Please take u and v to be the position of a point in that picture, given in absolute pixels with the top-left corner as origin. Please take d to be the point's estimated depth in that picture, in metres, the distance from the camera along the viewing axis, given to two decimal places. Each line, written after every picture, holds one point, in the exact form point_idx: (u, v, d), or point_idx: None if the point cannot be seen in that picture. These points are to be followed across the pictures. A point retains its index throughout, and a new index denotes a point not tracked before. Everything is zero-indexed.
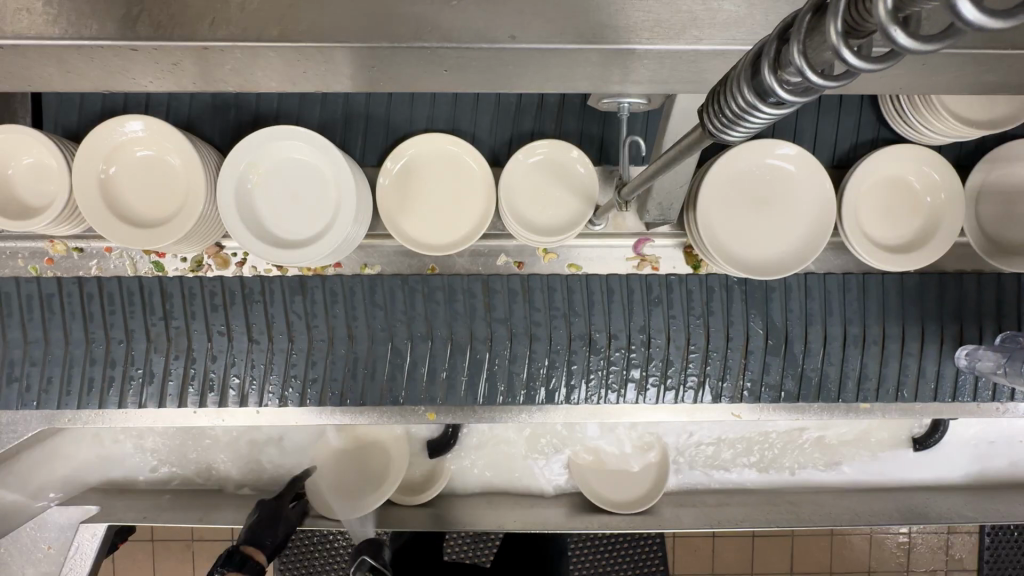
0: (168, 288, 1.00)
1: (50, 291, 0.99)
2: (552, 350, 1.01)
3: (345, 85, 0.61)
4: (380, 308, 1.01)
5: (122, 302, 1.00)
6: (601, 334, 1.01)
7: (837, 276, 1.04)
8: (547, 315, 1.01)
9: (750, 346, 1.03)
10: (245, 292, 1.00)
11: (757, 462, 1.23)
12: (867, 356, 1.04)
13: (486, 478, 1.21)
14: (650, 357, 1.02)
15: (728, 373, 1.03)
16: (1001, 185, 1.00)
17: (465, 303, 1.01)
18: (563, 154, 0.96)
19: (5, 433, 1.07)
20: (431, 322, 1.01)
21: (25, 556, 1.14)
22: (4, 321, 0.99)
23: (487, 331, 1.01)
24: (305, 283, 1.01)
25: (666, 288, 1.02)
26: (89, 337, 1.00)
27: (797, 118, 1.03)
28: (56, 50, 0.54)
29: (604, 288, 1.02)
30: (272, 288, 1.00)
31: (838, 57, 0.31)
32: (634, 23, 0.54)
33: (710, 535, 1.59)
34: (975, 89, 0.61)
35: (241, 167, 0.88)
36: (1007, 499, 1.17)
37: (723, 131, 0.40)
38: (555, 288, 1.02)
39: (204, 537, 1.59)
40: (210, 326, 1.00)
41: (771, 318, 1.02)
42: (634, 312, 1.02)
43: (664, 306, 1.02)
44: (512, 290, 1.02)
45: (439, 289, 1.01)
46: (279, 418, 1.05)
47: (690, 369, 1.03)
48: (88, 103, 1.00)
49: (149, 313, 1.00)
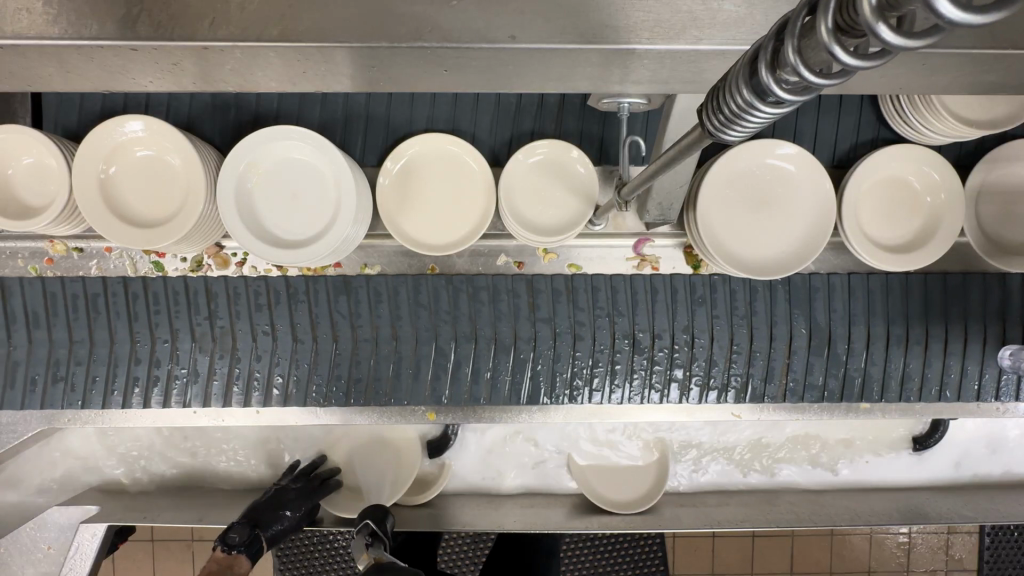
0: (213, 288, 1.00)
1: (95, 291, 1.00)
2: (597, 350, 1.02)
3: (345, 85, 0.61)
4: (424, 308, 1.01)
5: (167, 302, 1.00)
6: (645, 334, 1.02)
7: (881, 276, 1.04)
8: (591, 315, 1.02)
9: (794, 346, 1.03)
10: (290, 292, 1.00)
11: (757, 462, 1.23)
12: (910, 356, 1.04)
13: (485, 478, 1.21)
14: (693, 356, 1.03)
15: (771, 374, 1.04)
16: (1001, 185, 1.00)
17: (509, 303, 1.02)
18: (563, 154, 0.96)
19: (6, 433, 1.07)
20: (476, 323, 1.01)
21: (26, 556, 1.14)
22: (51, 321, 1.00)
23: (531, 330, 1.02)
24: (349, 282, 1.01)
25: (710, 288, 1.02)
26: (135, 336, 1.00)
27: (796, 118, 1.03)
28: (55, 50, 0.54)
29: (649, 288, 1.03)
30: (317, 288, 1.01)
31: (833, 56, 0.31)
32: (634, 23, 0.54)
33: (710, 535, 1.60)
34: (974, 89, 0.61)
35: (241, 167, 0.88)
36: (1007, 499, 1.17)
37: (722, 130, 0.40)
38: (598, 287, 1.02)
39: (203, 538, 1.58)
40: (255, 326, 1.01)
41: (814, 318, 1.03)
42: (678, 312, 1.02)
43: (707, 306, 1.02)
44: (556, 290, 1.02)
45: (483, 288, 1.02)
46: (278, 419, 1.05)
47: (735, 369, 1.04)
48: (88, 103, 1.00)
49: (194, 312, 1.00)
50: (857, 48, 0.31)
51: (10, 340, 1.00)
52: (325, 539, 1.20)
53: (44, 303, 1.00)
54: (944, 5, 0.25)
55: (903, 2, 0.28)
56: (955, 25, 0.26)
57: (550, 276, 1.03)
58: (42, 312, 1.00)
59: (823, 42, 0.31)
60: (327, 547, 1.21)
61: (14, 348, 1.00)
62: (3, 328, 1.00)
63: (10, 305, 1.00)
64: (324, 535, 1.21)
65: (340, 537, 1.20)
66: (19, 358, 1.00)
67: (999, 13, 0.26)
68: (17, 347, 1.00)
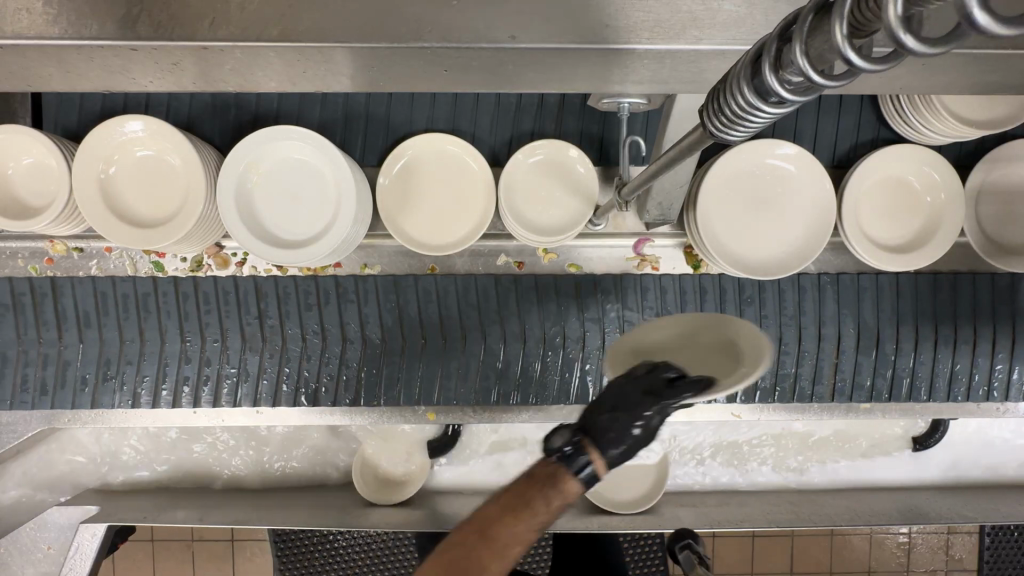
0: (263, 288, 1.00)
1: (145, 291, 0.99)
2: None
3: (345, 85, 0.61)
4: (474, 307, 1.01)
5: (218, 302, 1.00)
6: None
7: (929, 275, 1.03)
8: (640, 315, 1.02)
9: (842, 346, 1.03)
10: (340, 292, 1.00)
11: (756, 462, 1.23)
12: (958, 356, 1.04)
13: (486, 477, 1.21)
14: None
15: (819, 374, 1.04)
16: (1002, 185, 1.00)
17: (558, 304, 1.02)
18: (563, 153, 0.96)
19: (5, 433, 1.07)
20: (525, 322, 1.01)
21: (25, 557, 1.12)
22: (101, 321, 1.00)
23: (580, 330, 1.02)
24: (399, 282, 1.01)
25: (759, 288, 1.02)
26: (185, 336, 1.00)
27: (796, 118, 1.03)
28: (56, 50, 0.54)
29: (698, 287, 1.02)
30: (366, 287, 1.00)
31: (843, 58, 0.31)
32: (634, 23, 0.54)
33: (710, 535, 1.60)
34: (974, 89, 0.61)
35: (240, 167, 0.88)
36: (1007, 499, 1.17)
37: (723, 131, 0.40)
38: (647, 287, 1.02)
39: (203, 538, 1.58)
40: (305, 327, 1.00)
41: (862, 318, 1.03)
42: (726, 313, 1.02)
43: (756, 305, 1.02)
44: (606, 290, 1.02)
45: (531, 288, 1.02)
46: (277, 419, 1.06)
47: (784, 368, 1.04)
48: (88, 103, 1.00)
49: (244, 312, 1.00)
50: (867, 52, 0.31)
51: (60, 340, 1.00)
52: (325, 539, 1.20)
53: (93, 304, 1.00)
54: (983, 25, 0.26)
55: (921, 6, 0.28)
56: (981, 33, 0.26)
57: (599, 277, 1.03)
58: (93, 312, 1.00)
59: (836, 44, 0.31)
60: (327, 547, 1.21)
61: (65, 347, 1.00)
62: (54, 327, 1.00)
63: (61, 305, 0.99)
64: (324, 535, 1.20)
65: (339, 537, 1.20)
66: (70, 358, 1.00)
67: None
68: (67, 348, 1.00)
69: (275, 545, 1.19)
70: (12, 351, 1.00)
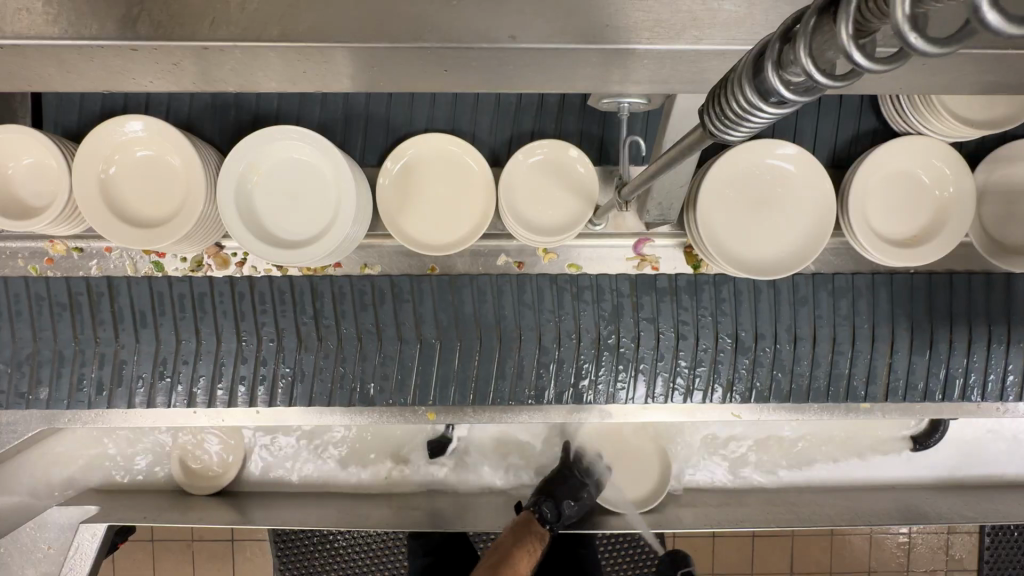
0: (319, 287, 1.00)
1: (201, 290, 0.99)
2: (699, 350, 1.02)
3: (345, 85, 0.61)
4: (528, 307, 1.01)
5: (273, 301, 1.00)
6: (748, 333, 1.02)
7: (961, 275, 1.04)
8: (695, 315, 1.02)
9: (896, 345, 1.03)
10: (395, 291, 1.01)
11: (757, 463, 1.23)
12: (1010, 357, 1.04)
13: (486, 478, 1.21)
14: (797, 356, 1.03)
15: (872, 376, 1.04)
16: (1003, 185, 1.00)
17: (613, 303, 1.01)
18: (562, 153, 0.96)
19: (5, 433, 1.07)
20: (579, 322, 1.01)
21: (25, 556, 1.10)
22: (158, 321, 1.00)
23: (634, 330, 1.01)
24: (454, 282, 1.01)
25: (812, 287, 1.03)
26: (241, 335, 1.00)
27: (797, 118, 1.03)
28: (56, 50, 0.54)
29: (752, 287, 1.02)
30: (421, 287, 1.01)
31: (849, 58, 0.31)
32: (634, 23, 0.54)
33: (710, 535, 1.60)
34: (974, 89, 0.61)
35: (241, 167, 0.87)
36: (1008, 500, 1.17)
37: (724, 131, 0.40)
38: (701, 286, 1.02)
39: (203, 537, 1.58)
40: (360, 326, 1.01)
41: (916, 317, 1.03)
42: (781, 312, 1.02)
43: (810, 306, 1.03)
44: (661, 291, 1.02)
45: (587, 288, 1.01)
46: (278, 419, 1.06)
47: (838, 368, 1.03)
48: (88, 103, 1.00)
49: (299, 312, 1.00)
50: (873, 50, 0.31)
51: (118, 339, 1.00)
52: (325, 539, 1.20)
53: (150, 303, 1.00)
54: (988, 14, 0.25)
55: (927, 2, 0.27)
56: (987, 30, 0.26)
57: (655, 278, 1.02)
58: (149, 311, 1.00)
59: (841, 43, 0.30)
60: (327, 547, 1.21)
61: (121, 347, 1.00)
62: (111, 327, 1.00)
63: (118, 305, 0.99)
64: (323, 535, 1.20)
65: (339, 536, 1.20)
66: (126, 358, 1.00)
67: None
68: (124, 347, 1.00)
69: (275, 545, 1.20)
70: (70, 350, 1.00)
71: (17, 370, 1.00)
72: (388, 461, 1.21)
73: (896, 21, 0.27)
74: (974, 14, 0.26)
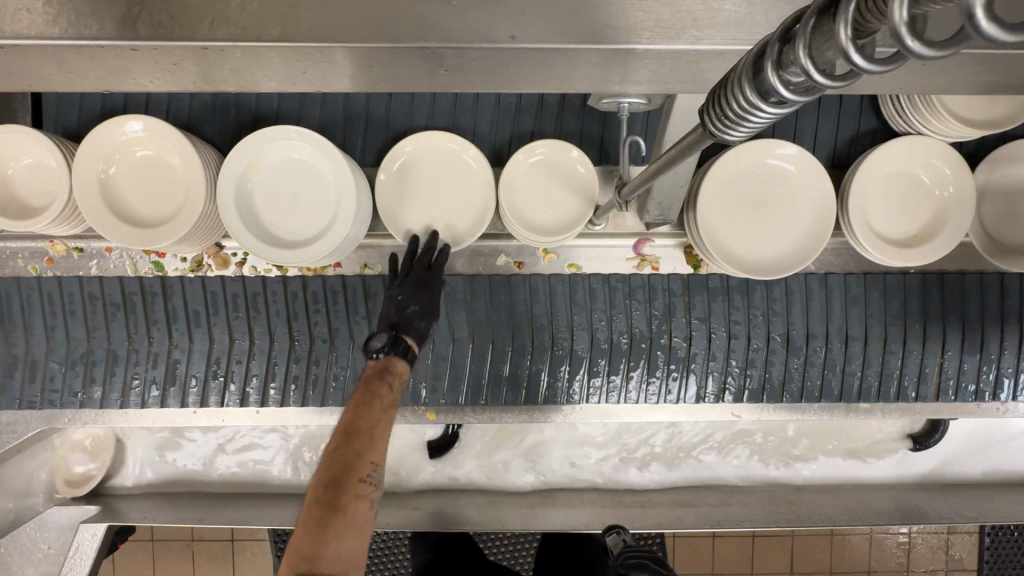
0: (371, 287, 1.02)
1: (255, 290, 1.02)
2: (750, 351, 1.04)
3: (345, 85, 0.61)
4: (581, 306, 1.03)
5: (326, 301, 1.02)
6: (799, 333, 1.04)
7: (1000, 275, 1.04)
8: (746, 315, 1.04)
9: (948, 346, 1.05)
10: (448, 291, 1.03)
11: (757, 462, 1.23)
12: None
13: (484, 478, 1.21)
14: (847, 356, 1.05)
15: (924, 378, 1.06)
16: (1003, 185, 1.00)
17: (664, 302, 1.04)
18: (563, 153, 0.96)
19: (5, 433, 1.07)
20: (631, 321, 1.03)
21: (24, 557, 1.11)
22: (212, 320, 1.02)
23: (686, 330, 1.04)
24: (508, 279, 1.03)
25: (864, 287, 1.04)
26: (295, 335, 1.03)
27: (796, 118, 1.03)
28: (56, 50, 0.54)
29: (804, 286, 1.04)
30: (475, 288, 1.03)
31: (847, 58, 0.31)
32: (635, 23, 0.54)
33: (710, 535, 1.60)
34: (973, 90, 0.61)
35: (241, 167, 0.87)
36: (1008, 499, 1.17)
37: (723, 131, 0.40)
38: (753, 286, 1.04)
39: (203, 538, 1.58)
40: None
41: (968, 317, 1.05)
42: (832, 312, 1.04)
43: (861, 305, 1.04)
44: (711, 290, 1.04)
45: (640, 287, 1.04)
46: (278, 420, 1.06)
47: (888, 368, 1.06)
48: (88, 103, 1.00)
49: (352, 311, 1.02)
50: (871, 50, 0.31)
51: (171, 340, 1.02)
52: None
53: (204, 303, 1.02)
54: (980, 19, 0.25)
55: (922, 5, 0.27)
56: (982, 36, 0.26)
57: (707, 277, 1.04)
58: (203, 311, 1.02)
59: (839, 44, 0.30)
60: None
61: (175, 347, 1.03)
62: (165, 327, 1.02)
63: (172, 305, 1.02)
64: None
65: None
66: (179, 357, 1.03)
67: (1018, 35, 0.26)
68: (177, 347, 1.03)
69: (275, 545, 1.20)
70: (124, 349, 1.02)
71: (71, 369, 1.03)
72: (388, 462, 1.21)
73: (895, 23, 0.27)
74: (969, 20, 0.26)
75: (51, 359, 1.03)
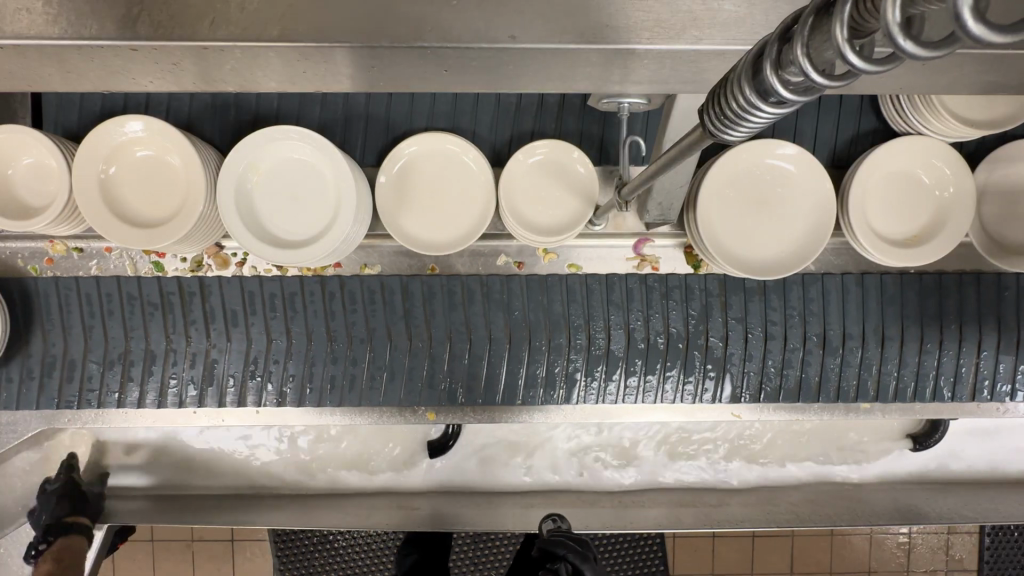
0: (409, 287, 1.02)
1: (292, 290, 1.01)
2: (787, 351, 1.04)
3: (345, 85, 0.61)
4: (618, 306, 1.03)
5: (363, 301, 1.02)
6: (837, 333, 1.04)
7: None
8: (783, 314, 1.03)
9: (984, 344, 1.05)
10: (485, 291, 1.02)
11: (757, 463, 1.23)
12: None
13: (484, 479, 1.21)
14: (885, 355, 1.04)
15: (959, 378, 1.06)
16: (1003, 185, 1.00)
17: (702, 302, 1.03)
18: (563, 153, 0.96)
19: (6, 433, 1.07)
20: (667, 321, 1.03)
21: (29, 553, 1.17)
22: (249, 320, 1.01)
23: (724, 330, 1.03)
24: (545, 280, 1.03)
25: (900, 287, 1.04)
26: (332, 336, 1.02)
27: (796, 118, 1.03)
28: (56, 49, 0.54)
29: (841, 286, 1.04)
30: (512, 287, 1.02)
31: (843, 58, 0.31)
32: (635, 22, 0.54)
33: (710, 535, 1.60)
34: (972, 90, 0.61)
35: (241, 167, 0.87)
36: (1007, 500, 1.17)
37: (723, 131, 0.40)
38: (789, 286, 1.03)
39: (203, 538, 1.58)
40: (450, 327, 1.02)
41: (1005, 317, 1.04)
42: (868, 312, 1.04)
43: (898, 306, 1.04)
44: (749, 291, 1.03)
45: (677, 288, 1.03)
46: (278, 419, 1.06)
47: (925, 368, 1.05)
48: (87, 103, 1.00)
49: (389, 312, 1.02)
50: (868, 50, 0.31)
51: (209, 340, 1.02)
52: (325, 539, 1.21)
53: (241, 303, 1.01)
54: (969, 21, 0.25)
55: (916, 5, 0.27)
56: (971, 38, 0.26)
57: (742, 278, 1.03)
58: (240, 310, 1.01)
59: (836, 44, 0.30)
60: (327, 547, 1.21)
61: (212, 346, 1.02)
62: (202, 327, 1.01)
63: (209, 304, 1.01)
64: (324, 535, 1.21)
65: (339, 537, 1.20)
66: (217, 357, 1.02)
67: (1005, 36, 0.26)
68: (215, 347, 1.02)
69: (275, 545, 1.20)
70: (162, 349, 1.01)
71: (110, 368, 1.01)
72: (388, 462, 1.21)
73: (887, 24, 0.27)
74: (956, 21, 0.26)
75: (89, 358, 1.02)
